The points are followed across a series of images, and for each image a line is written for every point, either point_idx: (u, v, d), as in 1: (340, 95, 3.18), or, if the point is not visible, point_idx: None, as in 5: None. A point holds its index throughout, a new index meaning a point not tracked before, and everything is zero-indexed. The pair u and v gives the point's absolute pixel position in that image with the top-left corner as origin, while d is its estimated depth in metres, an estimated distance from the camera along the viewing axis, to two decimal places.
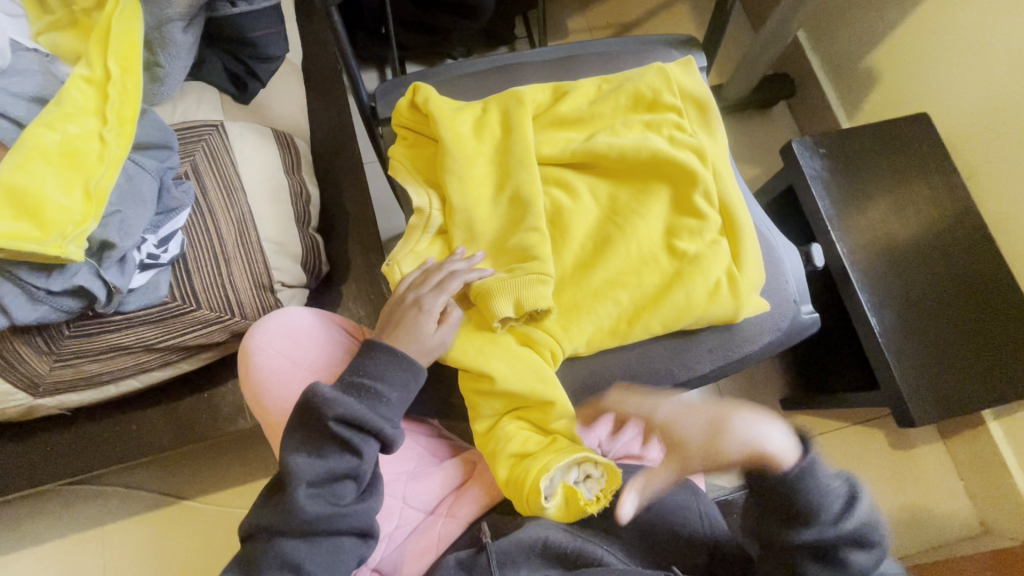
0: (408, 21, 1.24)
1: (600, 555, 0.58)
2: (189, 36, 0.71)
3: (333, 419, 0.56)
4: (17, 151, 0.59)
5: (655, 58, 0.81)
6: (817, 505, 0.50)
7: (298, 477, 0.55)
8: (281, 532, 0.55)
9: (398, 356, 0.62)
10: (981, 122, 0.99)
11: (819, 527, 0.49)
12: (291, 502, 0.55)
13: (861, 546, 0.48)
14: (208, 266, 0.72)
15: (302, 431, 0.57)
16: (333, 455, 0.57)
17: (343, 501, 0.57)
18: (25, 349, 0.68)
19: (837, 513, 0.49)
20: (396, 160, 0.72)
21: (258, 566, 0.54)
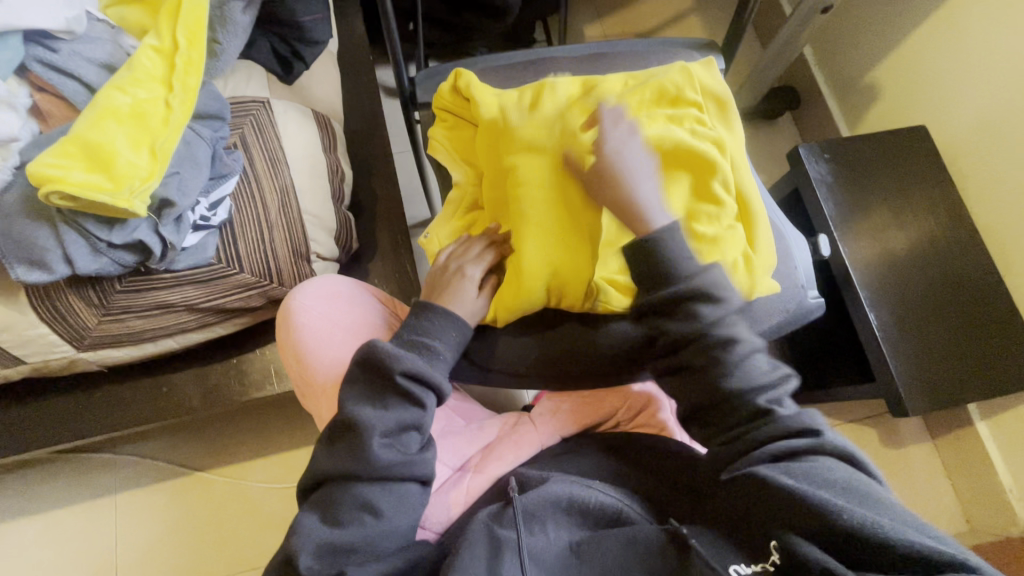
0: (436, 18, 1.30)
1: (621, 509, 0.60)
2: (248, 16, 0.77)
3: (400, 373, 0.61)
4: (91, 111, 0.63)
5: (677, 59, 0.87)
6: (678, 279, 0.58)
7: (370, 427, 0.58)
8: (357, 477, 0.57)
9: (450, 318, 0.67)
10: (972, 135, 1.07)
11: (694, 306, 0.57)
12: (366, 449, 0.58)
13: (720, 320, 0.57)
14: (253, 232, 0.76)
15: (369, 384, 0.62)
16: (400, 407, 0.61)
17: (410, 450, 0.61)
18: (76, 302, 0.71)
19: (703, 289, 0.57)
20: (438, 142, 0.78)
21: (335, 508, 0.57)
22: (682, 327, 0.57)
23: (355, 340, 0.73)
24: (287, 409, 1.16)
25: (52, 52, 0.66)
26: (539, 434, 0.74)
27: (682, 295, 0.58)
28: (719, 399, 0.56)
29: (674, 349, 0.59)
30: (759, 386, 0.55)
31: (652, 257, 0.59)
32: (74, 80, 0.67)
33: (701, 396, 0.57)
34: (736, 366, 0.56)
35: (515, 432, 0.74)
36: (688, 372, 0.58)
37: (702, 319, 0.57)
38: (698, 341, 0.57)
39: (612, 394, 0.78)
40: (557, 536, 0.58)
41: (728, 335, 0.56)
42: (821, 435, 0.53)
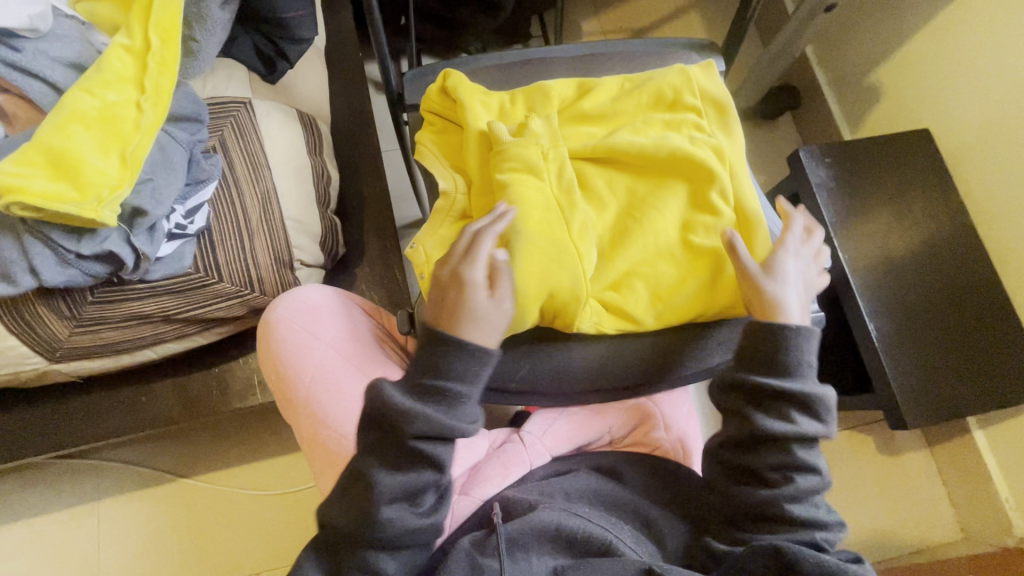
0: (428, 13, 1.26)
1: (610, 540, 0.57)
2: (226, 12, 0.74)
3: (415, 435, 0.55)
4: (57, 115, 0.60)
5: (675, 60, 0.83)
6: (792, 379, 0.59)
7: (380, 495, 0.55)
8: (361, 543, 0.55)
9: (476, 354, 0.58)
10: (976, 140, 1.04)
11: (794, 413, 0.58)
12: (374, 517, 0.55)
13: (810, 443, 0.59)
14: (232, 240, 0.73)
15: (381, 440, 0.56)
16: (413, 470, 0.56)
17: (424, 512, 0.57)
18: (46, 312, 0.69)
19: (811, 401, 0.59)
20: (424, 145, 0.74)
21: (340, 564, 0.56)
22: (778, 428, 0.58)
23: (337, 353, 0.70)
24: (274, 415, 1.13)
25: (17, 52, 0.63)
26: (529, 453, 0.72)
27: (789, 397, 0.58)
28: (773, 511, 0.57)
29: (749, 445, 0.59)
30: (820, 521, 0.58)
31: (775, 351, 0.59)
32: (38, 79, 0.63)
33: (754, 502, 0.58)
34: (803, 490, 0.57)
35: (503, 451, 0.73)
36: (754, 476, 0.59)
37: (799, 428, 0.58)
38: (782, 449, 0.58)
39: (603, 412, 0.75)
40: (541, 563, 0.57)
41: (816, 470, 0.58)
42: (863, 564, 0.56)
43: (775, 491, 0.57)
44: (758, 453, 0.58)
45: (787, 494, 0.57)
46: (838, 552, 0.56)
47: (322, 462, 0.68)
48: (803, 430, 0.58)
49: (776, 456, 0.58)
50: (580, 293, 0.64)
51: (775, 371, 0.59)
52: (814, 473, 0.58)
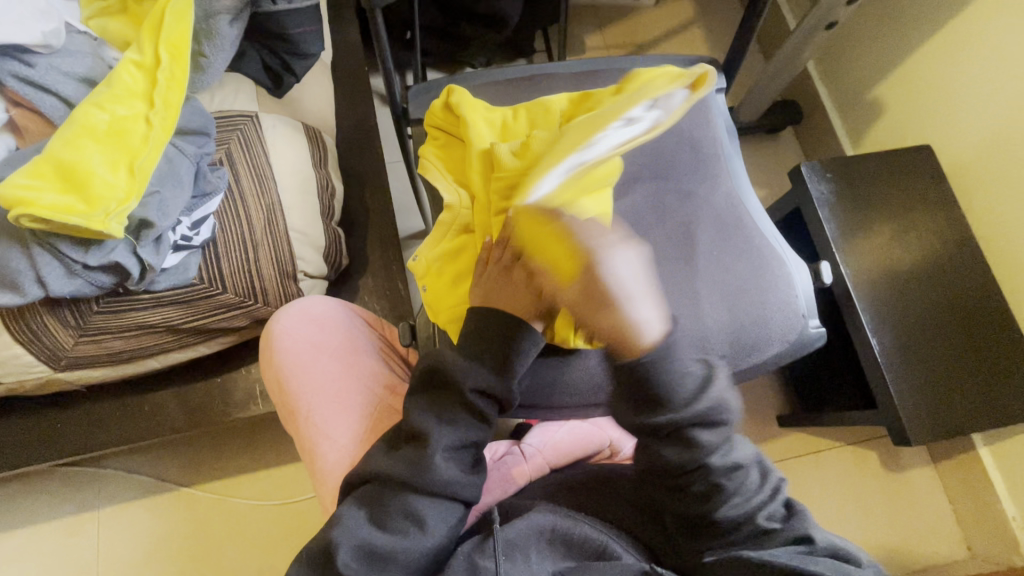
0: (434, 28, 1.27)
1: (607, 542, 0.57)
2: (235, 29, 0.75)
3: (469, 390, 0.60)
4: (67, 129, 0.61)
5: (678, 76, 0.84)
6: (675, 401, 0.48)
7: (436, 441, 0.58)
8: (410, 485, 0.57)
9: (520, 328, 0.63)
10: (979, 154, 1.04)
11: (692, 435, 0.48)
12: (428, 462, 0.57)
13: (720, 447, 0.49)
14: (237, 250, 0.74)
15: (433, 399, 0.61)
16: (465, 423, 0.60)
17: (466, 467, 0.60)
18: (52, 322, 0.69)
19: (706, 414, 0.48)
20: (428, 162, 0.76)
21: (383, 511, 0.56)
22: (678, 457, 0.49)
23: (339, 363, 0.71)
24: (276, 424, 1.13)
25: (29, 67, 0.64)
26: (530, 466, 0.71)
27: (676, 420, 0.48)
28: (708, 522, 0.51)
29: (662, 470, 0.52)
30: (761, 509, 0.51)
31: (647, 383, 0.48)
32: (51, 95, 0.65)
33: (687, 513, 0.52)
34: (733, 493, 0.50)
35: (503, 464, 0.73)
36: (676, 493, 0.52)
37: (702, 447, 0.48)
38: (696, 468, 0.49)
39: (604, 426, 0.77)
40: (541, 567, 0.55)
41: (737, 462, 0.50)
42: (815, 540, 0.49)
43: (700, 505, 0.51)
44: (673, 478, 0.51)
45: (715, 504, 0.50)
46: (788, 529, 0.50)
47: (323, 475, 0.67)
48: (705, 445, 0.49)
49: (685, 476, 0.50)
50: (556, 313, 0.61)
51: (658, 400, 0.48)
52: (738, 468, 0.50)
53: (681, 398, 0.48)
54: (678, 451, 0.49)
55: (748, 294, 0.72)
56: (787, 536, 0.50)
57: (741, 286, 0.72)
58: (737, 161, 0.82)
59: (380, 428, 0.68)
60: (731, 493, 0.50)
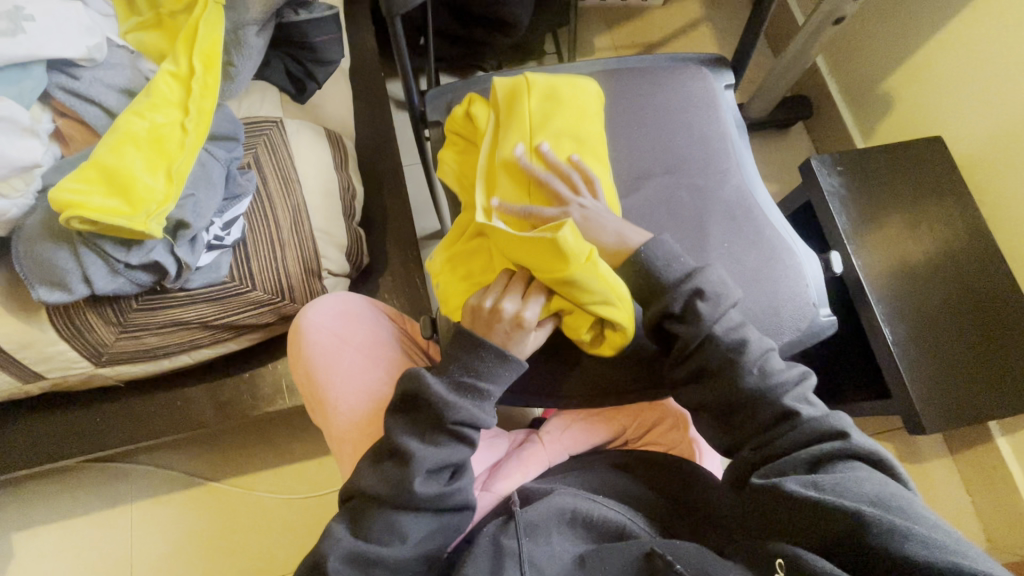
0: (447, 34, 1.31)
1: (624, 524, 0.59)
2: (261, 39, 0.79)
3: (454, 420, 0.59)
4: (110, 136, 0.65)
5: (688, 71, 0.86)
6: (669, 279, 0.63)
7: (419, 463, 0.57)
8: (389, 501, 0.57)
9: (506, 358, 0.61)
10: (988, 146, 1.05)
11: (694, 305, 0.61)
12: (410, 484, 0.57)
13: (725, 322, 0.61)
14: (265, 249, 0.78)
15: (411, 422, 0.60)
16: (448, 447, 0.59)
17: (446, 482, 0.59)
18: (95, 319, 0.73)
19: (699, 288, 0.61)
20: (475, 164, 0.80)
21: (367, 522, 0.57)
22: (688, 331, 0.61)
23: (363, 354, 0.73)
24: (299, 419, 1.17)
25: (75, 80, 0.69)
26: (547, 452, 0.72)
27: (676, 292, 0.62)
28: (737, 401, 0.60)
29: (687, 354, 0.62)
30: (782, 388, 0.59)
31: (646, 273, 0.63)
32: (94, 105, 0.70)
33: (718, 400, 0.61)
34: (750, 367, 0.59)
35: (522, 450, 0.73)
36: (701, 376, 0.62)
37: (705, 318, 0.61)
38: (707, 343, 0.61)
39: (618, 413, 0.77)
40: (563, 548, 0.57)
41: (740, 336, 0.61)
42: (847, 437, 0.54)
43: (729, 384, 0.60)
44: (700, 362, 0.62)
45: (734, 379, 0.60)
46: (818, 422, 0.56)
47: (347, 459, 0.70)
48: (704, 316, 0.61)
49: (707, 352, 0.61)
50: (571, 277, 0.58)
51: (656, 288, 0.63)
52: (746, 346, 0.60)
53: (675, 271, 0.63)
54: (683, 325, 0.62)
55: (761, 285, 0.74)
56: (819, 427, 0.56)
57: (754, 275, 0.74)
58: (746, 155, 0.85)
59: (375, 416, 0.70)
60: (748, 373, 0.59)
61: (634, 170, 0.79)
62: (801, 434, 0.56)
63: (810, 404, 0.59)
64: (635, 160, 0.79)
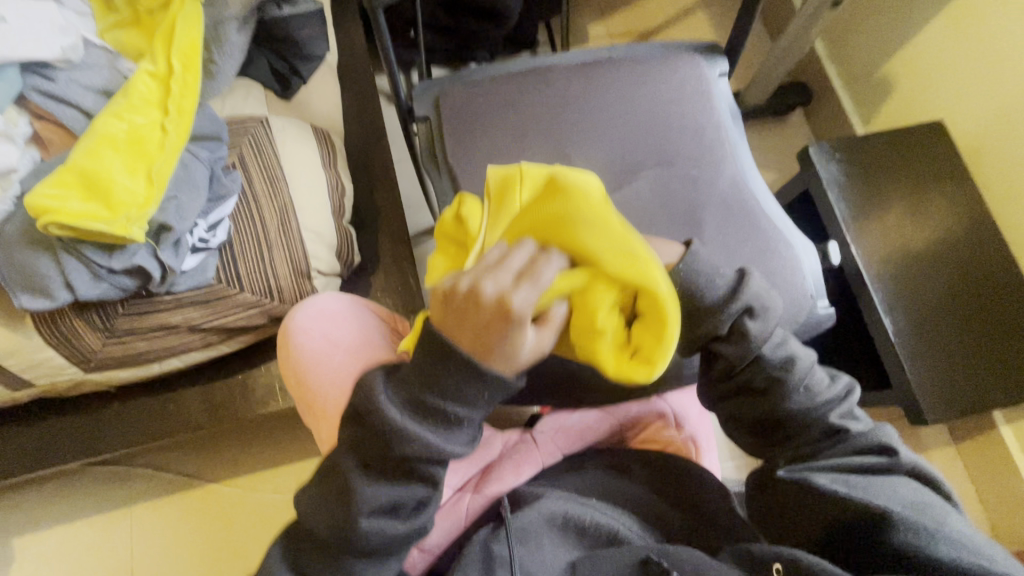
0: (437, 25, 1.28)
1: (617, 529, 0.58)
2: (241, 35, 0.79)
3: (408, 453, 0.49)
4: (88, 139, 0.64)
5: (680, 59, 0.84)
6: (716, 297, 0.51)
7: (365, 502, 0.50)
8: (334, 540, 0.50)
9: (480, 376, 0.47)
10: (990, 130, 1.03)
11: (745, 325, 0.51)
12: (355, 526, 0.49)
13: (775, 340, 0.53)
14: (252, 250, 0.76)
15: (361, 448, 0.51)
16: (404, 482, 0.51)
17: (406, 519, 0.51)
18: (81, 325, 0.72)
19: (749, 308, 0.51)
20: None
21: (311, 559, 0.51)
22: (738, 352, 0.52)
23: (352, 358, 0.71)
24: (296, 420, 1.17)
25: (50, 81, 0.67)
26: (539, 453, 0.72)
27: (726, 312, 0.51)
28: (781, 419, 0.54)
29: (730, 373, 0.54)
30: (829, 404, 0.54)
31: (686, 290, 0.51)
32: (72, 107, 0.68)
33: (759, 418, 0.55)
34: (798, 388, 0.53)
35: (516, 452, 0.72)
36: (744, 395, 0.55)
37: (756, 339, 0.52)
38: (754, 363, 0.53)
39: (612, 411, 0.76)
40: (555, 556, 0.56)
41: (790, 355, 0.53)
42: (896, 454, 0.52)
43: (775, 402, 0.53)
44: (744, 380, 0.54)
45: (779, 398, 0.53)
46: (866, 434, 0.54)
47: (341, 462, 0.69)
48: (756, 336, 0.52)
49: (753, 371, 0.53)
50: (569, 215, 0.50)
51: (698, 313, 0.52)
52: (795, 364, 0.53)
53: (719, 290, 0.52)
54: (731, 346, 0.52)
55: (757, 277, 0.72)
56: (866, 440, 0.53)
57: (750, 268, 0.72)
58: (741, 144, 0.83)
59: None
60: (797, 393, 0.53)
61: (626, 162, 0.77)
62: (845, 448, 0.53)
63: (855, 420, 0.55)
64: (626, 151, 0.77)
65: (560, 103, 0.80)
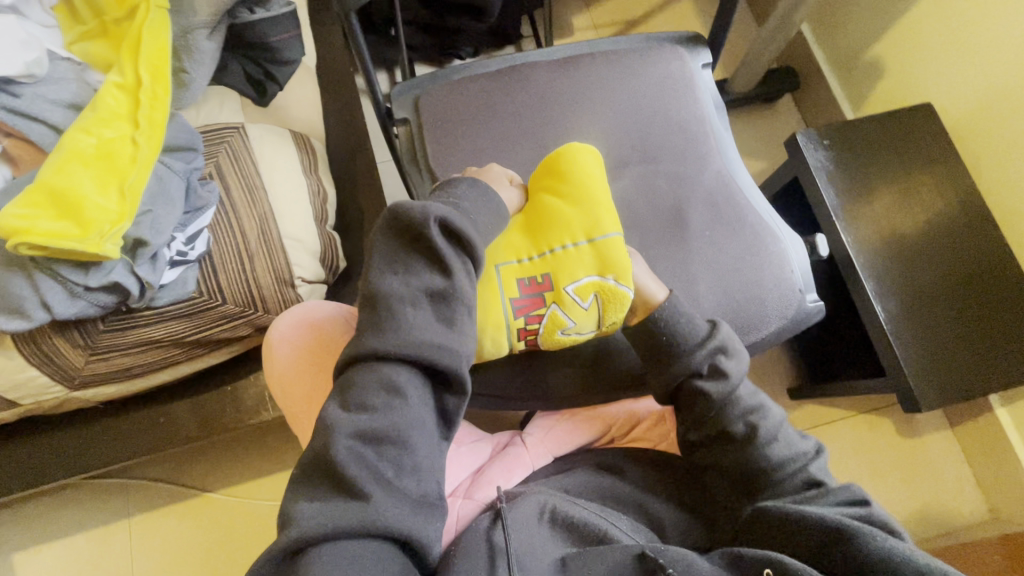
0: (418, 22, 1.26)
1: (606, 529, 0.57)
2: (213, 42, 0.78)
3: (430, 232, 0.52)
4: (57, 155, 0.65)
5: (659, 50, 0.83)
6: (696, 338, 0.60)
7: (393, 295, 0.51)
8: (383, 354, 0.50)
9: (486, 193, 0.60)
10: (981, 111, 1.02)
11: (720, 365, 0.59)
12: (397, 321, 0.51)
13: (744, 384, 0.60)
14: (233, 262, 0.74)
15: (391, 247, 0.54)
16: (423, 272, 0.53)
17: (445, 320, 0.52)
18: (62, 344, 0.71)
19: (722, 346, 0.60)
20: (488, 350, 0.61)
21: (356, 391, 0.49)
22: (717, 388, 0.59)
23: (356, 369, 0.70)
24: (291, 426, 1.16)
25: (16, 98, 0.67)
26: (530, 455, 0.72)
27: (705, 351, 0.59)
28: (755, 467, 0.58)
29: (708, 416, 0.60)
30: (802, 455, 0.59)
31: (666, 328, 0.60)
32: (40, 123, 0.68)
33: (735, 466, 0.59)
34: (772, 436, 0.58)
35: (505, 454, 0.73)
36: (722, 439, 0.60)
37: (729, 376, 0.59)
38: (731, 404, 0.59)
39: (604, 411, 0.75)
40: (546, 551, 0.56)
41: (761, 402, 0.60)
42: (869, 506, 0.53)
43: (750, 446, 0.58)
44: (723, 425, 0.59)
45: (757, 445, 0.58)
46: (842, 491, 0.55)
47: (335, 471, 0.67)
48: (729, 380, 0.59)
49: (731, 414, 0.59)
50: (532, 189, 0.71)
51: (674, 351, 0.60)
52: (766, 410, 0.60)
53: (700, 338, 0.60)
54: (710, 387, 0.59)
55: (743, 273, 0.71)
56: (842, 495, 0.55)
57: (736, 264, 0.71)
58: (725, 136, 0.82)
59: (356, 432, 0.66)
60: (772, 441, 0.58)
61: (611, 159, 0.76)
62: (822, 499, 0.55)
63: (829, 477, 0.59)
64: (610, 147, 0.76)
65: (541, 100, 0.78)
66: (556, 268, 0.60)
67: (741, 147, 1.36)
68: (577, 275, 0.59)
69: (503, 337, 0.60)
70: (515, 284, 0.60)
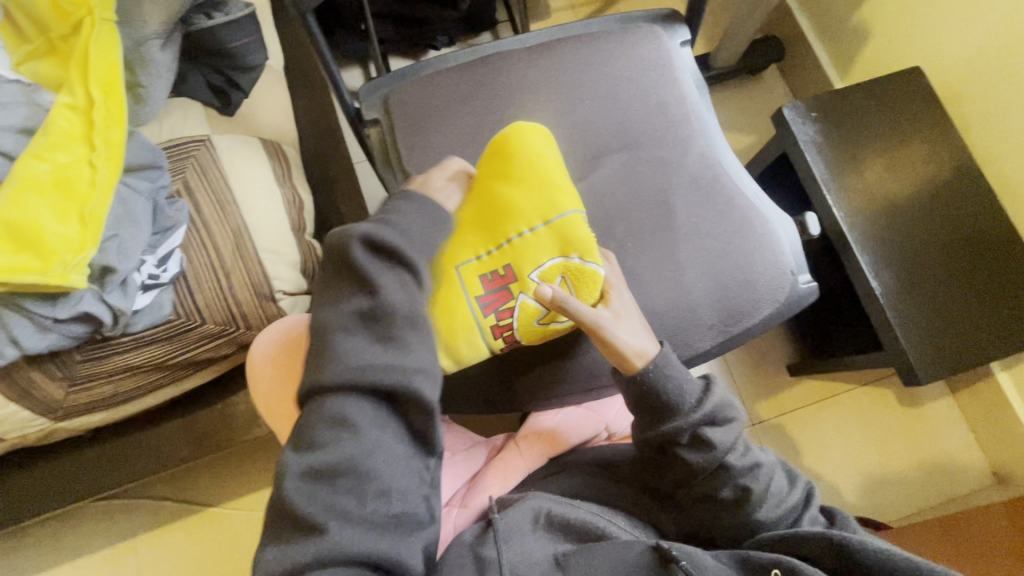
0: (388, 13, 1.22)
1: (604, 527, 0.57)
2: (167, 53, 0.75)
3: (355, 254, 0.49)
4: (11, 183, 0.64)
5: (636, 30, 0.79)
6: (683, 413, 0.56)
7: (329, 328, 0.49)
8: (329, 389, 0.47)
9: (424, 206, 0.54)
10: (971, 72, 0.99)
11: (706, 434, 0.56)
12: (335, 353, 0.48)
13: (738, 448, 0.57)
14: (209, 281, 0.72)
15: (326, 279, 0.52)
16: (355, 296, 0.50)
17: (386, 342, 0.48)
18: (39, 377, 0.69)
19: (713, 415, 0.56)
20: (464, 355, 0.60)
21: (308, 432, 0.47)
22: (702, 461, 0.56)
23: None
24: None
25: None
26: (525, 459, 0.71)
27: (694, 424, 0.56)
28: (745, 526, 0.57)
29: (694, 478, 0.58)
30: (795, 512, 0.58)
31: (653, 392, 0.56)
32: None
33: (725, 526, 0.58)
34: (765, 498, 0.57)
35: (501, 459, 0.72)
36: (710, 500, 0.58)
37: (718, 446, 0.56)
38: (718, 472, 0.57)
39: (600, 409, 0.75)
40: (541, 549, 0.55)
41: (755, 461, 0.57)
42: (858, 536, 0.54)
43: (739, 508, 0.57)
44: (709, 487, 0.57)
45: (748, 507, 0.57)
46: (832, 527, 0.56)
47: None
48: (719, 448, 0.56)
49: (719, 479, 0.57)
50: None
51: (663, 411, 0.57)
52: (759, 470, 0.57)
53: (688, 407, 0.56)
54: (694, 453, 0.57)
55: (731, 258, 0.69)
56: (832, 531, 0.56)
57: (725, 248, 0.69)
58: (708, 116, 0.79)
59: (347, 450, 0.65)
60: (763, 503, 0.57)
61: (592, 149, 0.73)
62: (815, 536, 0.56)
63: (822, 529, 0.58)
64: (590, 135, 0.73)
65: (516, 91, 0.75)
66: (517, 259, 0.59)
67: (728, 122, 1.33)
68: (541, 259, 0.59)
69: (478, 338, 0.59)
70: (479, 282, 0.59)
